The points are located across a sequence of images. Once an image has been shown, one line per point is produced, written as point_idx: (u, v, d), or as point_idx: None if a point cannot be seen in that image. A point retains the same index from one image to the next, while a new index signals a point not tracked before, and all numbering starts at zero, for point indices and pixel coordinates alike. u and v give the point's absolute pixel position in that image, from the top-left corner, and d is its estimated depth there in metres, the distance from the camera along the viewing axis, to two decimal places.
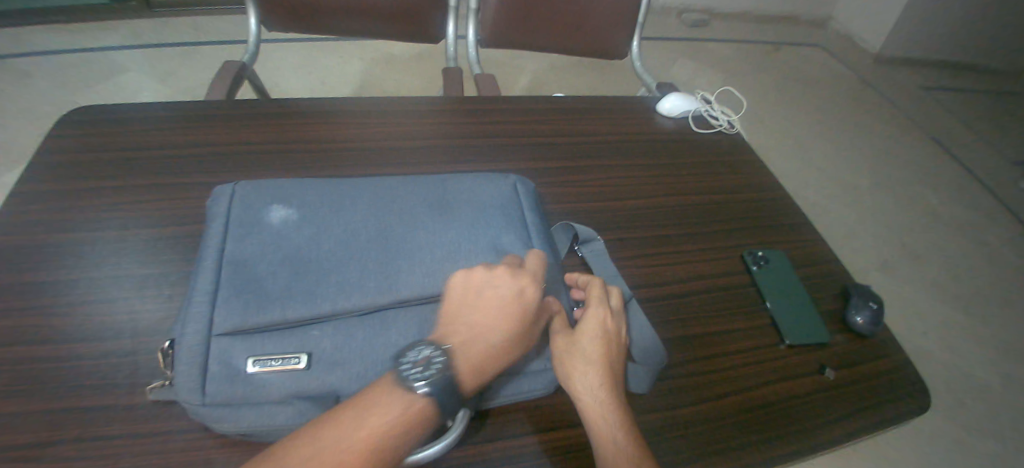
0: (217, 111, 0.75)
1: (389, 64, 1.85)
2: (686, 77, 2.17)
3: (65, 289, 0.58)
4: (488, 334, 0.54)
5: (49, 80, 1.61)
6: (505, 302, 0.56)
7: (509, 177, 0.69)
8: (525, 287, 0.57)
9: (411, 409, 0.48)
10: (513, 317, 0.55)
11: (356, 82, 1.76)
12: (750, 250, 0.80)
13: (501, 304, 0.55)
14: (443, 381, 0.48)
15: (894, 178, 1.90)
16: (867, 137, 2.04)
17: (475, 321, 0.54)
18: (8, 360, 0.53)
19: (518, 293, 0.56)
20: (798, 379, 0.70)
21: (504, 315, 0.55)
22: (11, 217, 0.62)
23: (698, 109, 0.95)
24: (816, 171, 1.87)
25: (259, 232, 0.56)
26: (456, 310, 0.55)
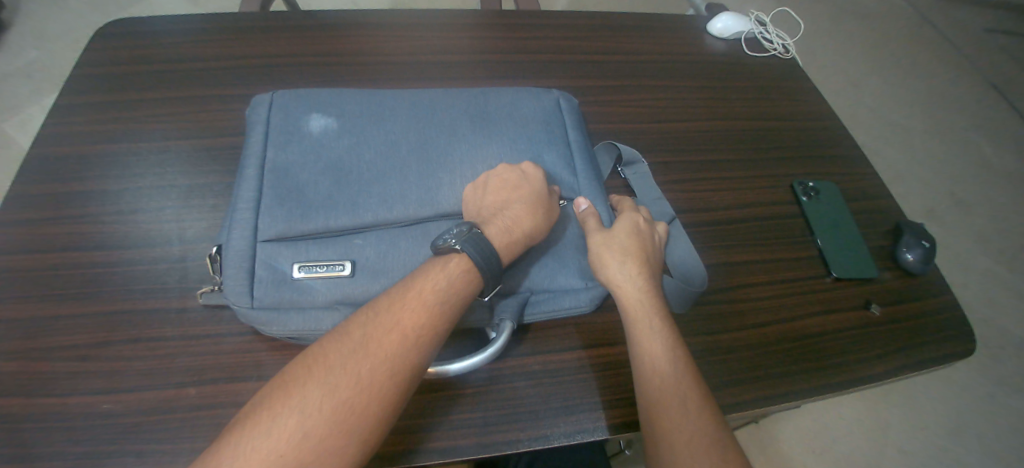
0: (250, 24, 0.72)
1: None
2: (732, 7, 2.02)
3: (112, 198, 0.59)
4: (506, 210, 0.55)
5: (82, 2, 1.59)
6: (513, 182, 0.56)
7: (552, 91, 0.65)
8: (524, 168, 0.57)
9: (456, 275, 0.50)
10: (527, 192, 0.56)
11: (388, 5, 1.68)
12: (800, 180, 0.76)
13: (509, 185, 0.56)
14: (471, 237, 0.51)
15: (950, 122, 1.78)
16: (925, 76, 1.89)
17: (492, 202, 0.55)
18: (66, 264, 0.55)
19: (520, 173, 0.57)
20: (841, 313, 0.67)
21: (516, 192, 0.55)
22: (58, 128, 0.63)
23: (750, 31, 0.87)
24: (865, 112, 1.76)
25: (300, 140, 0.56)
26: (476, 199, 0.56)
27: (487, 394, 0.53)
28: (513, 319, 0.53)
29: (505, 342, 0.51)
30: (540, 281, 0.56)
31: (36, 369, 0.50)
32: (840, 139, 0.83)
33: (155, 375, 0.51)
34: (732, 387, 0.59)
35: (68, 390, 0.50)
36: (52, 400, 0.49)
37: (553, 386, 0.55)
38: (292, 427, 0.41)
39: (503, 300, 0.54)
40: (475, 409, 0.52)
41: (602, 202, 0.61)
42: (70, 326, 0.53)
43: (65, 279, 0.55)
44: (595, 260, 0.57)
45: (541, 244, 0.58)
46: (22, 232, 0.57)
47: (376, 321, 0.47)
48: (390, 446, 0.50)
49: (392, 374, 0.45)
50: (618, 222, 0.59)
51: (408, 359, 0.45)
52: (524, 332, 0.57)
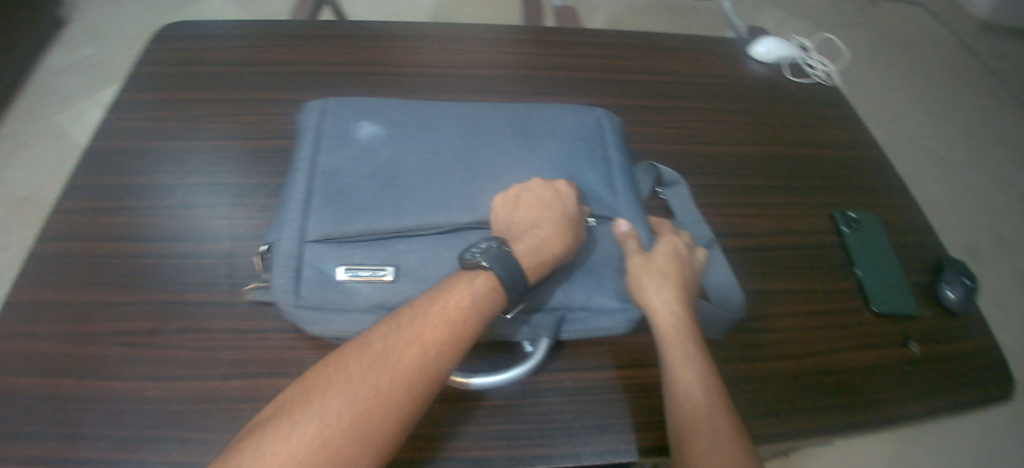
0: (303, 31, 0.75)
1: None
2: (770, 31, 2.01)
3: (166, 193, 0.61)
4: (537, 228, 0.54)
5: (142, 8, 1.68)
6: (546, 201, 0.56)
7: (594, 110, 0.66)
8: (559, 188, 0.57)
9: (482, 292, 0.49)
10: (558, 211, 0.55)
11: (431, 15, 1.72)
12: (841, 210, 0.75)
13: (542, 203, 0.55)
14: (501, 255, 0.50)
15: (994, 156, 1.73)
16: (968, 109, 1.85)
17: (522, 219, 0.55)
18: (121, 254, 0.58)
19: (554, 192, 0.56)
20: (880, 348, 0.66)
21: (548, 211, 0.55)
22: (119, 123, 0.66)
23: (794, 56, 0.87)
24: (903, 143, 1.73)
25: (349, 145, 0.58)
26: (505, 215, 0.55)
27: (519, 407, 0.54)
28: (551, 335, 0.54)
29: (543, 356, 0.53)
30: (577, 300, 0.55)
31: (88, 353, 0.52)
32: (883, 170, 0.81)
33: (199, 367, 0.52)
34: (766, 417, 0.58)
35: (116, 375, 0.52)
36: (101, 385, 0.51)
37: (585, 403, 0.55)
38: (309, 435, 0.41)
39: (539, 315, 0.54)
40: (507, 421, 0.53)
41: (641, 222, 0.60)
42: (121, 314, 0.55)
43: (119, 268, 0.57)
44: (633, 283, 0.56)
45: (579, 261, 0.57)
46: (81, 221, 0.59)
47: (398, 334, 0.46)
48: (421, 452, 0.51)
49: (412, 389, 0.44)
50: (657, 245, 0.58)
51: (428, 375, 0.45)
52: (557, 348, 0.58)
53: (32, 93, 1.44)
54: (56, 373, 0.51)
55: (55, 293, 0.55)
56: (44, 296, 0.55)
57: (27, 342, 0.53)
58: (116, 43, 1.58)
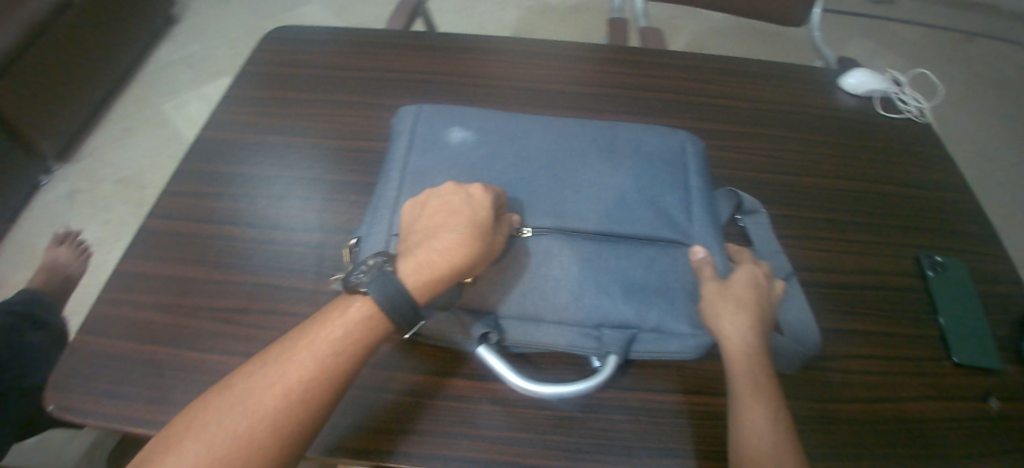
0: (401, 40, 0.79)
1: (544, 14, 1.83)
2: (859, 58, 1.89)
3: (265, 183, 0.66)
4: (436, 236, 0.51)
5: (251, 14, 1.85)
6: (454, 206, 0.52)
7: (679, 133, 0.66)
8: (468, 190, 0.53)
9: (355, 323, 0.49)
10: (461, 219, 0.51)
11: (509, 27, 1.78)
12: (927, 253, 0.72)
13: (448, 209, 0.52)
14: (377, 278, 0.49)
15: None
16: None
17: (424, 228, 0.52)
18: (221, 235, 0.62)
19: (462, 196, 0.53)
20: (960, 402, 0.62)
21: (453, 216, 0.52)
22: (229, 115, 0.71)
23: (886, 90, 0.84)
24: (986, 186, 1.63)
25: (440, 148, 0.61)
26: (414, 222, 0.54)
27: (580, 420, 0.54)
28: (620, 353, 0.53)
29: (612, 373, 0.52)
30: (649, 321, 0.55)
31: (185, 325, 0.57)
32: (979, 215, 0.77)
33: None
34: (830, 459, 0.57)
35: (209, 348, 0.56)
36: (195, 355, 0.55)
37: (649, 424, 0.54)
38: (211, 445, 0.44)
39: (609, 330, 0.54)
40: (569, 433, 0.54)
41: (719, 249, 0.59)
42: (217, 292, 0.59)
43: (218, 248, 0.61)
44: (707, 309, 0.55)
45: (655, 281, 0.56)
46: (189, 202, 0.64)
47: (265, 375, 0.47)
48: (484, 454, 0.52)
49: (279, 429, 0.45)
50: (735, 273, 0.57)
51: (300, 413, 0.46)
52: (624, 366, 0.58)
53: (144, 85, 1.62)
54: (158, 340, 0.56)
55: (162, 267, 0.60)
56: (152, 268, 0.60)
57: (135, 308, 0.58)
58: (219, 41, 1.77)
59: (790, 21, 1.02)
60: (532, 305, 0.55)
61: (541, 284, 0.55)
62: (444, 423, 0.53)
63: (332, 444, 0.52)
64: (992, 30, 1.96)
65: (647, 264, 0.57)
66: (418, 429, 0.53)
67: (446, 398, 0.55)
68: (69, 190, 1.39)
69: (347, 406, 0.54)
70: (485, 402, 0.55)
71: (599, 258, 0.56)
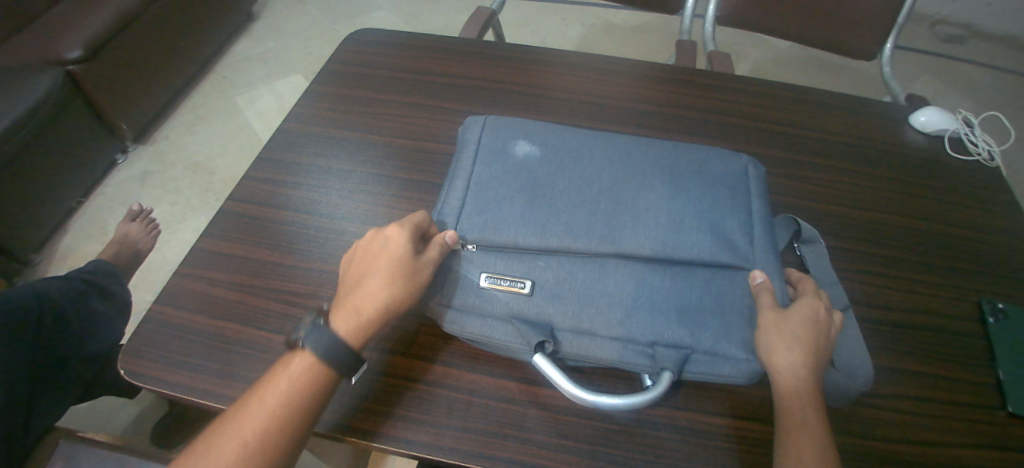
0: (478, 50, 0.82)
1: (604, 31, 1.85)
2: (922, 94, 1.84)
3: (338, 176, 0.69)
4: (363, 285, 0.56)
5: (323, 15, 1.93)
6: (376, 254, 0.57)
7: (742, 156, 0.67)
8: (385, 236, 0.57)
9: (297, 376, 0.52)
10: (382, 263, 0.56)
11: (567, 43, 1.81)
12: (989, 299, 0.70)
13: (370, 257, 0.57)
14: (312, 334, 0.53)
15: None
16: None
17: (353, 279, 0.57)
18: (294, 222, 0.65)
19: (380, 243, 0.57)
20: (1016, 454, 0.60)
21: (375, 263, 0.56)
22: (311, 109, 0.75)
23: (956, 130, 0.82)
24: None
25: (505, 161, 0.63)
26: (347, 275, 0.58)
27: (628, 434, 0.55)
28: (674, 370, 0.53)
29: (664, 392, 0.52)
30: (703, 342, 0.55)
31: (257, 305, 0.60)
32: None
33: None
34: None
35: (277, 329, 0.59)
36: (264, 334, 0.58)
37: (697, 445, 0.55)
38: None
39: (663, 347, 0.55)
40: (616, 445, 0.54)
41: (778, 276, 0.59)
42: (288, 275, 0.62)
43: (290, 235, 0.65)
44: (762, 338, 0.55)
45: (711, 303, 0.57)
46: (268, 188, 0.68)
47: (224, 434, 0.51)
48: (531, 458, 0.53)
49: None
50: (794, 305, 0.57)
51: (261, 459, 0.50)
52: (675, 384, 0.59)
53: (218, 76, 1.71)
54: (231, 317, 0.59)
55: (238, 247, 0.64)
56: (230, 248, 0.64)
57: (211, 284, 0.61)
58: (291, 39, 1.84)
59: (859, 54, 1.02)
60: (588, 319, 0.56)
61: (598, 300, 0.56)
62: (494, 423, 0.54)
63: (388, 433, 0.54)
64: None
65: (704, 286, 0.57)
66: (468, 426, 0.54)
67: (497, 399, 0.56)
68: (142, 171, 1.47)
69: (401, 397, 0.56)
70: (535, 407, 0.56)
71: (656, 279, 0.57)
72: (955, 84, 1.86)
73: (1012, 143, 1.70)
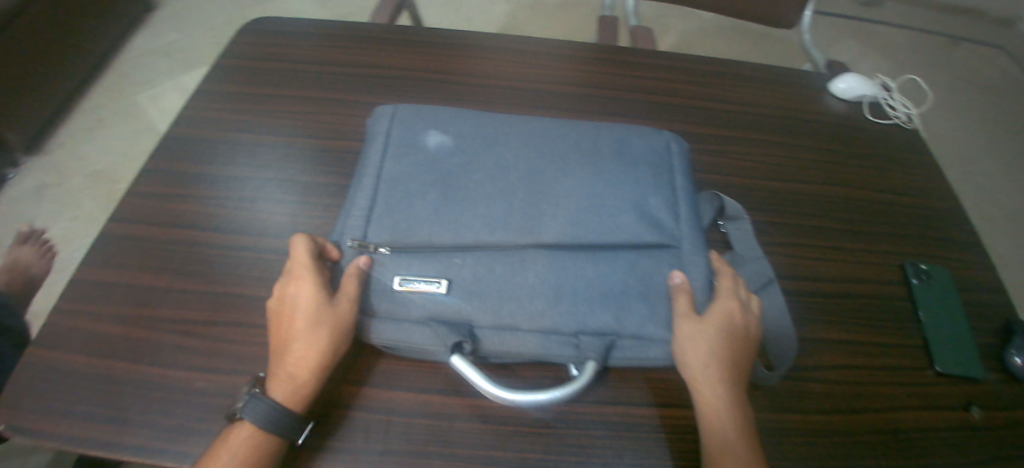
0: (386, 36, 0.76)
1: (531, 8, 1.80)
2: (851, 57, 1.88)
3: (236, 185, 0.63)
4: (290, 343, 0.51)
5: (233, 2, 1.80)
6: (294, 307, 0.52)
7: (665, 132, 0.64)
8: (297, 287, 0.53)
9: (239, 451, 0.48)
10: (304, 316, 0.52)
11: (498, 22, 1.75)
12: (912, 261, 0.71)
13: (289, 312, 0.52)
14: (248, 407, 0.48)
15: None
16: None
17: (276, 340, 0.52)
18: (186, 241, 0.59)
19: (295, 296, 0.53)
20: (942, 411, 0.61)
21: (295, 316, 0.52)
22: (200, 111, 0.68)
23: (875, 95, 0.84)
24: (987, 183, 1.59)
25: (417, 153, 0.58)
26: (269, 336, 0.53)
27: (559, 437, 0.52)
28: (598, 359, 0.51)
29: (589, 381, 0.50)
30: (629, 327, 0.53)
31: (145, 337, 0.54)
32: (966, 224, 0.76)
33: (250, 363, 0.53)
34: None
35: (168, 363, 0.53)
36: (154, 370, 0.52)
37: (630, 440, 0.53)
38: None
39: (588, 336, 0.52)
40: (546, 451, 0.52)
41: (703, 252, 0.57)
42: (181, 302, 0.56)
43: (181, 256, 0.58)
44: (679, 350, 0.53)
45: (635, 286, 0.54)
46: (152, 204, 0.61)
47: None
48: None
49: None
50: (712, 308, 0.55)
51: None
52: (602, 373, 0.57)
53: (117, 73, 1.56)
54: (114, 354, 0.53)
55: (121, 274, 0.57)
56: (111, 276, 0.57)
57: (91, 318, 0.54)
58: (196, 28, 1.70)
59: (783, 22, 1.01)
60: (509, 314, 0.52)
61: (519, 293, 0.53)
62: (417, 443, 0.51)
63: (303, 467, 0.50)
64: (975, 35, 1.97)
65: (628, 269, 0.55)
66: (388, 449, 0.50)
67: (419, 415, 0.52)
68: (37, 185, 1.34)
69: (318, 423, 0.52)
70: (461, 419, 0.52)
71: (577, 266, 0.54)
72: (878, 46, 1.92)
73: (932, 102, 1.77)
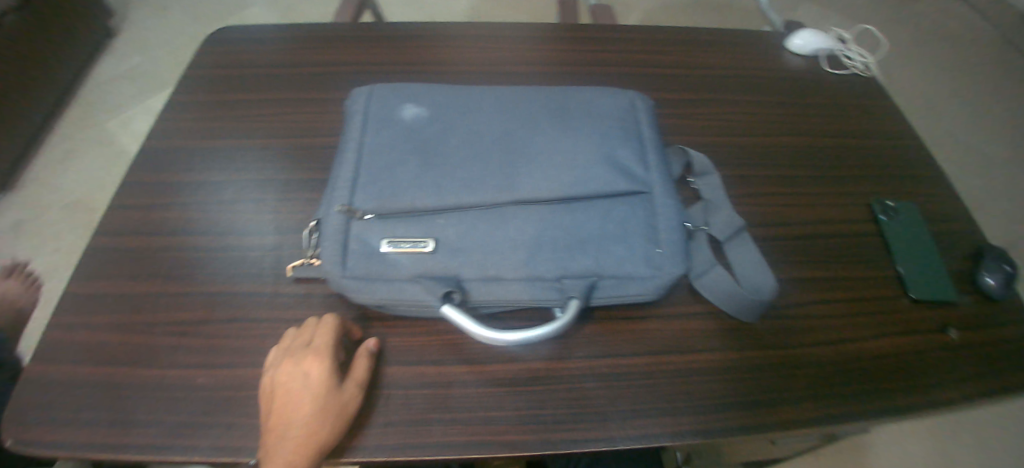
0: (348, 33, 0.78)
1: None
2: (811, 19, 1.92)
3: (216, 190, 0.64)
4: (289, 428, 0.49)
5: (191, 20, 1.80)
6: (298, 389, 0.50)
7: (628, 92, 0.67)
8: (304, 367, 0.51)
9: None
10: (309, 401, 0.50)
11: (462, 16, 1.77)
12: (880, 199, 0.74)
13: (291, 394, 0.50)
14: None
15: None
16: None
17: (273, 421, 0.50)
18: (173, 247, 0.61)
19: (300, 376, 0.51)
20: (920, 335, 0.64)
21: (299, 400, 0.50)
22: (173, 122, 0.69)
23: (830, 49, 0.87)
24: (954, 126, 1.63)
25: (393, 125, 0.60)
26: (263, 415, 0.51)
27: (555, 392, 0.55)
28: (581, 298, 0.54)
29: (573, 318, 0.53)
30: (609, 268, 0.56)
31: (143, 341, 0.55)
32: (928, 159, 0.79)
33: (250, 354, 0.55)
34: (805, 401, 0.58)
35: (169, 362, 0.54)
36: (156, 370, 0.54)
37: (621, 389, 0.55)
38: None
39: (571, 279, 0.55)
40: (543, 406, 0.54)
41: (673, 196, 0.60)
42: (174, 304, 0.57)
43: (170, 261, 0.60)
44: None
45: (611, 230, 0.57)
46: (137, 215, 0.62)
47: None
48: (460, 438, 0.51)
49: None
50: None
51: None
52: (587, 319, 0.60)
53: (82, 105, 1.56)
54: (115, 360, 0.54)
55: (113, 284, 0.58)
56: (102, 286, 0.58)
57: (86, 330, 0.56)
58: (156, 51, 1.70)
59: None
60: (494, 266, 0.55)
61: (502, 246, 0.55)
62: (418, 411, 0.53)
63: None
64: None
65: (604, 216, 0.58)
66: (391, 420, 0.52)
67: (418, 386, 0.54)
68: (13, 220, 1.34)
69: None
70: (458, 386, 0.54)
71: (555, 217, 0.57)
72: (836, 6, 1.97)
73: (894, 54, 1.82)
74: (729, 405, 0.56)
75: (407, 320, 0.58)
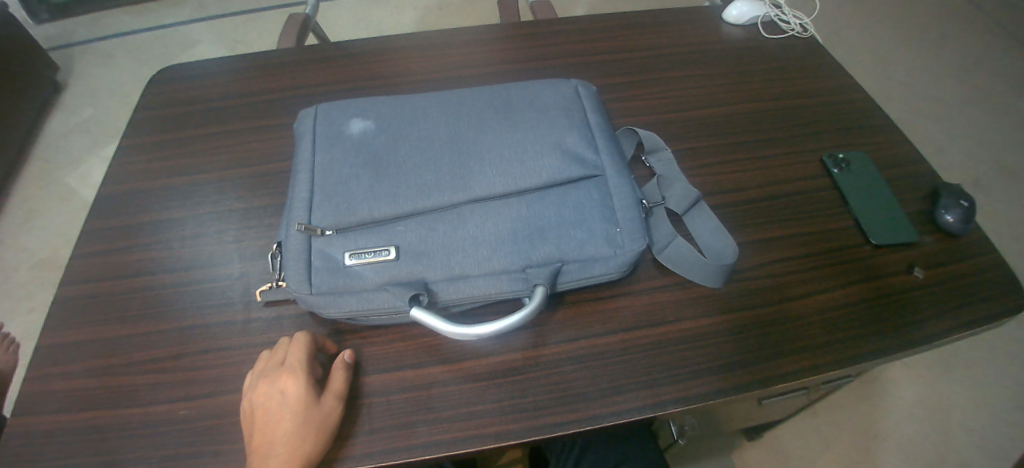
0: (292, 57, 0.79)
1: (442, 10, 1.84)
2: None
3: (177, 226, 0.65)
4: (272, 447, 0.49)
5: (138, 62, 1.79)
6: (277, 408, 0.51)
7: (571, 80, 0.69)
8: (280, 386, 0.52)
9: None
10: (290, 418, 0.51)
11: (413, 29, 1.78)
12: (831, 153, 0.76)
13: (271, 413, 0.51)
14: None
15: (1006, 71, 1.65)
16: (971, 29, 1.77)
17: (256, 443, 0.50)
18: (140, 287, 0.61)
19: (278, 395, 0.51)
20: (883, 279, 0.66)
21: (279, 419, 0.51)
22: (126, 165, 0.69)
23: (766, 14, 0.89)
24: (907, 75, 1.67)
25: (344, 141, 0.61)
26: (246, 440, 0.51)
27: (535, 380, 0.56)
28: (547, 284, 0.55)
29: (541, 305, 0.54)
30: (570, 252, 0.57)
31: (120, 384, 0.55)
32: (872, 110, 0.81)
33: (228, 382, 0.55)
34: (778, 357, 0.59)
35: (148, 401, 0.54)
36: (135, 411, 0.54)
37: (599, 368, 0.56)
38: None
39: (535, 268, 0.56)
40: (524, 395, 0.55)
41: (625, 175, 0.62)
42: (146, 343, 0.57)
43: (138, 301, 0.60)
44: None
45: (569, 215, 0.58)
46: (100, 261, 0.62)
47: None
48: (444, 436, 0.52)
49: None
50: None
51: None
52: (558, 305, 0.61)
53: (42, 163, 1.55)
54: (91, 406, 0.54)
55: (82, 332, 0.58)
56: (71, 336, 0.58)
57: (59, 380, 0.56)
58: (113, 101, 1.69)
59: None
60: (458, 265, 0.56)
61: (463, 244, 0.56)
62: (400, 415, 0.53)
63: None
64: None
65: (560, 202, 0.59)
66: (375, 428, 0.53)
67: (398, 391, 0.55)
68: None
69: None
70: (438, 386, 0.55)
71: (512, 209, 0.58)
72: None
73: (839, 14, 1.86)
74: (706, 370, 0.57)
75: (381, 329, 0.59)
